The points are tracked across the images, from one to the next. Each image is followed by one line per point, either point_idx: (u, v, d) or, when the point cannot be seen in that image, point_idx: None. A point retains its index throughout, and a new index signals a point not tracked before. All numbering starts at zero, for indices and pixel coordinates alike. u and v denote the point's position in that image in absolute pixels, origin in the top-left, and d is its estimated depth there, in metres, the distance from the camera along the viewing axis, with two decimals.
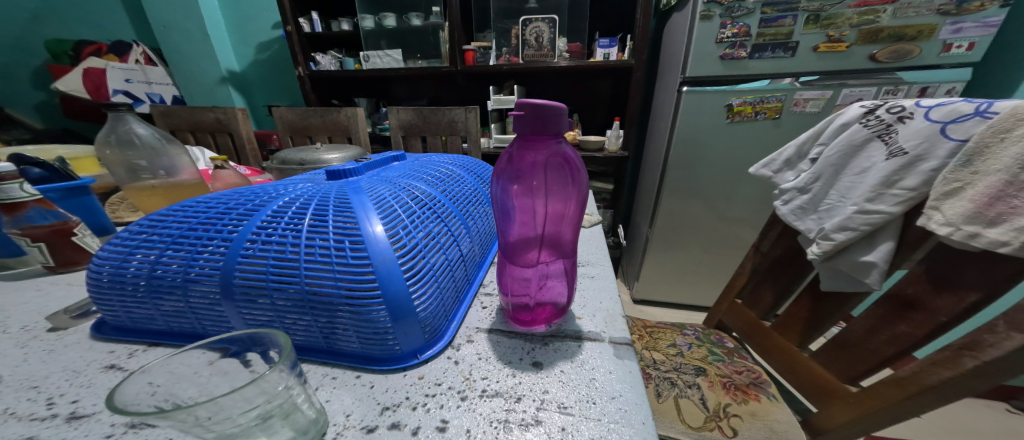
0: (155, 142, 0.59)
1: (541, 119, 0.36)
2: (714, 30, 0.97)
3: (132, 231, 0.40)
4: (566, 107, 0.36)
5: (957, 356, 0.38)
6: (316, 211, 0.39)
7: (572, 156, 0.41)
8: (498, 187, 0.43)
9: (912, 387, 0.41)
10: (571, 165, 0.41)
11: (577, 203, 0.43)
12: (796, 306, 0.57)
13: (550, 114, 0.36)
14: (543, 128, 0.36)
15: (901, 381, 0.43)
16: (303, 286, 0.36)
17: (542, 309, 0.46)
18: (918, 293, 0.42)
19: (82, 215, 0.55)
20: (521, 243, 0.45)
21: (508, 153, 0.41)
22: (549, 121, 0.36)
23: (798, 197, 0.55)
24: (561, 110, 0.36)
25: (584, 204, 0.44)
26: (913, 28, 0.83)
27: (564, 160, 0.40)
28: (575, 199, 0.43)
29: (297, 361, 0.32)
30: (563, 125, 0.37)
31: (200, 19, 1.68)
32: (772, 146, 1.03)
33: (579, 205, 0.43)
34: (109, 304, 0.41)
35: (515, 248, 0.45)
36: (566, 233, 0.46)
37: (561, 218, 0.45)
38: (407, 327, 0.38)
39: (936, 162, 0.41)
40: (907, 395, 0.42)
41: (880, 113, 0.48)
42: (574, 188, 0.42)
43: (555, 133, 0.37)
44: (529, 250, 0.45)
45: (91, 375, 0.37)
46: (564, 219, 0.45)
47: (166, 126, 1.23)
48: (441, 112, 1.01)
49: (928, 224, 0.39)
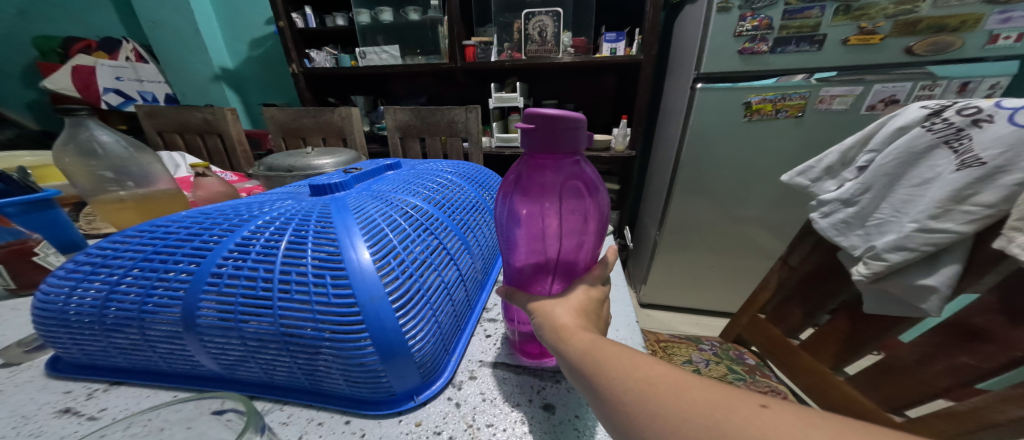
0: (122, 150, 0.53)
1: (556, 134, 0.30)
2: (733, 23, 0.91)
3: (81, 260, 0.34)
4: (586, 119, 0.30)
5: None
6: (294, 235, 0.33)
7: (591, 177, 0.35)
8: (503, 208, 0.37)
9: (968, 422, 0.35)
10: (591, 184, 0.36)
11: (596, 224, 0.37)
12: (830, 326, 0.48)
13: (567, 128, 0.30)
14: (557, 145, 0.30)
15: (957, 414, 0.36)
16: (278, 326, 0.30)
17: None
18: (989, 323, 0.34)
19: (41, 230, 0.46)
20: (531, 270, 0.39)
21: (515, 171, 0.36)
22: (564, 137, 0.30)
23: (843, 210, 0.50)
24: (580, 122, 0.30)
25: (605, 225, 0.38)
26: (956, 18, 0.76)
27: (581, 178, 0.35)
28: (594, 220, 0.37)
29: (264, 422, 0.26)
30: (581, 139, 0.32)
31: (189, 14, 1.62)
32: (793, 146, 0.97)
33: (600, 227, 0.37)
34: (60, 337, 0.34)
35: (525, 275, 0.39)
36: (584, 260, 0.39)
37: (580, 243, 0.38)
38: (401, 368, 0.33)
39: (1021, 175, 0.36)
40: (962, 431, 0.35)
41: (948, 116, 0.42)
42: (595, 209, 0.36)
43: (573, 149, 0.31)
44: (540, 278, 0.40)
45: (41, 422, 0.31)
46: (584, 244, 0.38)
47: (152, 127, 1.18)
48: (440, 112, 0.94)
49: (1009, 247, 0.32)
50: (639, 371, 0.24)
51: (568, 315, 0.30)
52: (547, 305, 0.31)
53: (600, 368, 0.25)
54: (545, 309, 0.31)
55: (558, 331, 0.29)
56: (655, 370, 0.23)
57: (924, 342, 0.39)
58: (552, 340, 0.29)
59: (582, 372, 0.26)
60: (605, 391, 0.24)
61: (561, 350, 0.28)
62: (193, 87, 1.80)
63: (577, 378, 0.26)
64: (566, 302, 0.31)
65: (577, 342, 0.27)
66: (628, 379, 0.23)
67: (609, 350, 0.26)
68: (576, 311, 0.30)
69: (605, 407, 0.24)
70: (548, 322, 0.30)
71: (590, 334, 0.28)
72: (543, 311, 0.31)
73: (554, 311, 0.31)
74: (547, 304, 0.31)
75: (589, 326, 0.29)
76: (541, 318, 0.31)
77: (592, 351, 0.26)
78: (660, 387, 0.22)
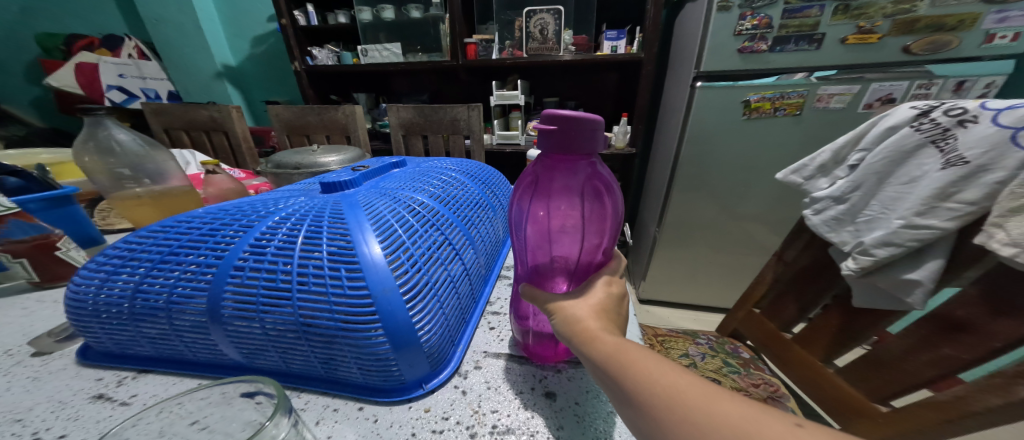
0: (138, 149, 0.55)
1: (574, 135, 0.31)
2: (733, 22, 0.92)
3: (110, 255, 0.36)
4: (603, 121, 0.31)
5: (1009, 384, 0.32)
6: (310, 230, 0.35)
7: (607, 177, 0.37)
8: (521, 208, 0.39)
9: (953, 412, 0.35)
10: (606, 184, 0.37)
11: (613, 226, 0.38)
12: (823, 320, 0.50)
13: (584, 129, 0.31)
14: (575, 145, 0.32)
15: (939, 404, 0.37)
16: (297, 316, 0.32)
17: (558, 345, 0.41)
18: (970, 316, 0.34)
19: (65, 227, 0.51)
20: (544, 267, 0.41)
21: (532, 172, 0.37)
22: (582, 138, 0.32)
23: (834, 207, 0.51)
24: (597, 124, 0.32)
25: (618, 224, 0.39)
26: (954, 17, 0.77)
27: (597, 179, 0.36)
28: (611, 222, 0.38)
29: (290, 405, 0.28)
30: (598, 142, 0.33)
31: (192, 11, 1.64)
32: (792, 143, 0.98)
33: (616, 227, 0.38)
34: (92, 327, 0.36)
35: (539, 272, 0.41)
36: (599, 260, 0.39)
37: (596, 244, 0.39)
38: (410, 356, 0.35)
39: (1003, 174, 0.37)
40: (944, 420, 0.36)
41: (936, 116, 0.43)
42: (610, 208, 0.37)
43: (589, 150, 0.32)
44: (554, 275, 0.41)
45: (78, 406, 0.33)
46: (599, 245, 0.39)
47: (158, 125, 1.20)
48: (442, 110, 0.95)
49: (989, 244, 0.33)
50: (668, 379, 0.25)
51: (591, 319, 0.30)
52: (568, 304, 0.32)
53: (629, 374, 0.25)
54: (569, 311, 0.31)
55: (585, 339, 0.28)
56: (684, 379, 0.24)
57: (910, 334, 0.39)
58: (576, 342, 0.29)
59: (608, 375, 0.26)
60: (633, 395, 0.25)
61: (585, 352, 0.28)
62: (197, 83, 1.83)
63: (604, 381, 0.26)
64: (588, 304, 0.31)
65: (602, 345, 0.27)
66: (657, 387, 0.24)
67: (636, 356, 0.26)
68: (599, 313, 0.31)
69: (631, 409, 0.25)
70: (571, 323, 0.30)
71: (612, 336, 0.28)
72: (564, 311, 0.31)
73: (577, 312, 0.31)
74: (568, 304, 0.32)
75: (613, 328, 0.30)
76: (562, 318, 0.31)
77: (618, 354, 0.26)
78: (690, 396, 0.23)
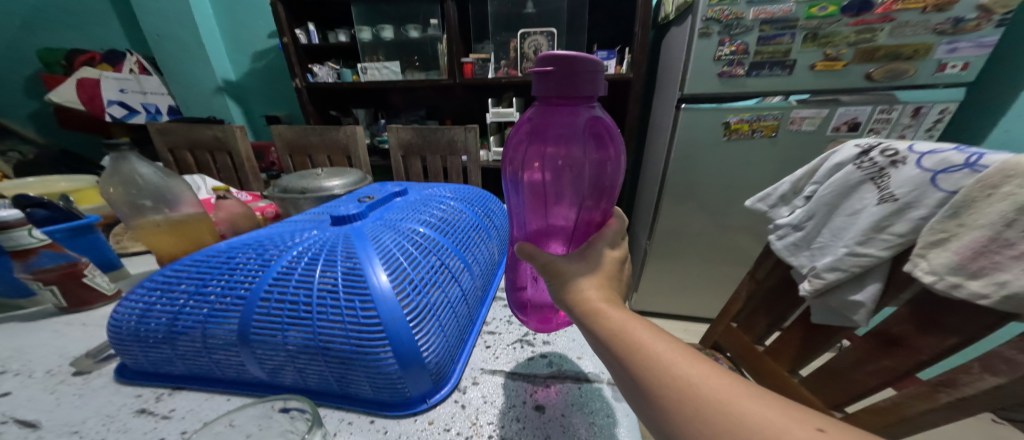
0: (157, 179, 0.59)
1: (573, 76, 0.32)
2: (713, 48, 0.98)
3: (147, 288, 0.40)
4: (603, 63, 0.32)
5: (933, 392, 0.37)
6: (326, 263, 0.39)
7: (607, 124, 0.38)
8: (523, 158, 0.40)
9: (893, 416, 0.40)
10: (606, 132, 0.39)
11: (613, 175, 0.39)
12: (788, 334, 0.55)
13: (583, 70, 0.32)
14: (575, 85, 0.32)
15: (882, 409, 0.41)
16: (317, 340, 0.36)
17: (558, 314, 0.45)
18: (902, 332, 0.39)
19: (86, 253, 0.55)
20: (544, 223, 0.42)
21: (533, 121, 0.38)
22: (582, 78, 0.32)
23: (792, 234, 0.53)
24: (596, 66, 0.32)
25: (619, 179, 0.39)
26: (910, 47, 0.84)
27: (596, 126, 0.38)
28: (610, 171, 0.39)
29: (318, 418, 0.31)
30: (598, 86, 0.34)
31: (194, 27, 1.70)
32: (770, 162, 1.04)
33: (615, 177, 0.39)
34: (132, 349, 0.40)
35: (539, 228, 0.42)
36: (598, 219, 0.39)
37: (597, 198, 0.39)
38: (416, 375, 0.39)
39: (925, 211, 0.39)
40: (888, 424, 0.41)
41: (873, 156, 0.46)
42: (610, 158, 0.39)
43: (590, 92, 0.33)
44: (554, 233, 0.42)
45: (125, 420, 0.36)
46: (599, 199, 0.39)
47: (164, 144, 1.23)
48: (440, 132, 1.00)
49: (914, 271, 0.38)
50: (679, 367, 0.25)
51: (597, 291, 0.30)
52: (569, 274, 0.31)
53: (639, 357, 0.26)
54: (571, 279, 0.31)
55: (593, 314, 0.28)
56: (698, 369, 0.24)
57: (856, 348, 0.44)
58: (581, 316, 0.29)
59: (614, 353, 0.27)
60: (640, 378, 0.25)
61: (590, 327, 0.28)
62: (195, 97, 1.88)
63: (610, 359, 0.27)
64: (592, 274, 0.31)
65: (608, 322, 0.28)
66: (668, 375, 0.24)
67: (645, 339, 0.27)
68: (602, 285, 0.31)
69: (640, 389, 0.25)
70: (579, 296, 0.30)
71: (619, 311, 0.29)
72: (566, 281, 0.31)
73: (581, 280, 0.31)
74: (568, 273, 0.31)
75: (621, 306, 0.30)
76: (563, 286, 0.31)
77: (624, 334, 0.27)
78: (702, 386, 0.24)
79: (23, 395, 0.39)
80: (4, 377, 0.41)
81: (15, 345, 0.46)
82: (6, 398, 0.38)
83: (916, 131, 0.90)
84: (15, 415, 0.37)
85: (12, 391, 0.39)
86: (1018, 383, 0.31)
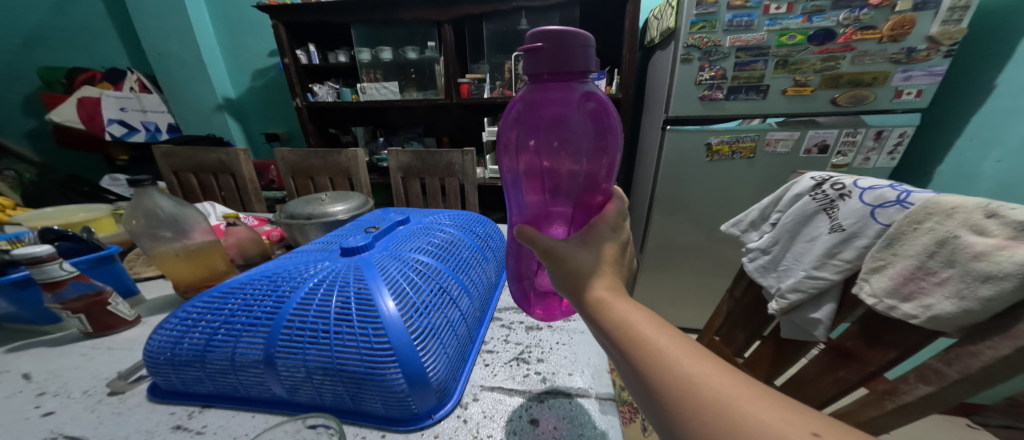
0: (174, 210, 0.62)
1: (565, 50, 0.33)
2: (694, 73, 1.05)
3: (183, 317, 0.45)
4: (593, 37, 0.33)
5: (879, 399, 0.41)
6: (340, 292, 0.43)
7: (603, 98, 0.38)
8: (518, 135, 0.40)
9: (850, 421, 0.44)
10: (600, 107, 0.39)
11: (610, 149, 0.39)
12: (762, 348, 0.59)
13: (574, 45, 0.33)
14: (568, 60, 0.33)
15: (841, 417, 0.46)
16: (334, 361, 0.40)
17: (560, 301, 0.49)
18: (854, 346, 0.44)
19: (107, 281, 0.59)
20: (543, 209, 0.43)
21: (527, 99, 0.38)
22: (572, 53, 0.33)
23: (761, 257, 0.58)
24: (587, 40, 0.33)
25: (615, 153, 0.40)
26: (869, 75, 0.92)
27: (591, 101, 0.38)
28: (607, 145, 0.39)
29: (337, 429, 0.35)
30: (590, 60, 0.34)
31: (196, 47, 1.75)
32: (749, 181, 1.11)
33: (613, 151, 0.39)
34: (166, 371, 0.44)
35: (538, 213, 0.43)
36: (597, 195, 0.40)
37: (596, 175, 0.39)
38: (423, 393, 0.43)
39: (867, 240, 0.45)
40: None
41: (825, 188, 0.52)
42: (608, 134, 0.39)
43: (583, 68, 0.34)
44: (553, 217, 0.43)
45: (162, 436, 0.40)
46: (597, 175, 0.39)
47: (168, 167, 1.27)
48: (439, 155, 1.05)
49: (860, 294, 0.44)
50: (681, 365, 0.25)
51: (604, 286, 0.30)
52: (571, 256, 0.32)
53: (640, 351, 0.26)
54: (574, 265, 0.31)
55: (599, 304, 0.29)
56: (700, 368, 0.24)
57: (817, 360, 0.49)
58: (586, 307, 0.30)
59: (616, 344, 0.28)
60: (643, 371, 0.25)
61: (594, 318, 0.29)
62: (195, 115, 1.92)
63: (613, 349, 0.28)
64: (596, 260, 0.32)
65: (612, 313, 0.28)
66: (670, 373, 0.24)
67: (648, 332, 0.27)
68: (607, 275, 0.32)
69: (643, 385, 0.25)
70: (582, 284, 0.31)
71: (626, 303, 0.29)
72: (567, 264, 0.32)
73: (581, 266, 0.31)
74: (570, 257, 0.32)
75: (625, 296, 0.31)
76: (563, 271, 0.32)
77: (626, 326, 0.27)
78: (704, 387, 0.23)
79: (66, 415, 0.42)
80: (45, 397, 0.44)
81: (47, 368, 0.49)
82: (51, 417, 0.42)
83: (880, 154, 0.99)
84: (62, 432, 0.40)
85: (55, 411, 0.43)
86: (946, 391, 0.35)
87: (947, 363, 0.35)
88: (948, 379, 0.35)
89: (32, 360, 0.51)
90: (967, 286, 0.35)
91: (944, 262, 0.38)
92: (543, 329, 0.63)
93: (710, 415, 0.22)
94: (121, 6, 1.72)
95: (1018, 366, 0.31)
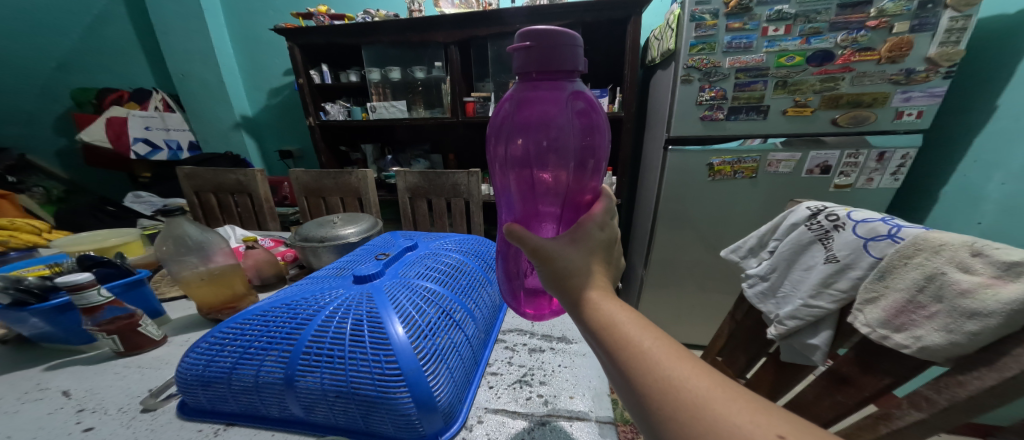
0: (199, 234, 0.66)
1: (555, 48, 0.36)
2: (695, 93, 1.07)
3: (211, 342, 0.48)
4: (581, 37, 0.36)
5: (874, 424, 0.42)
6: (354, 319, 0.46)
7: (590, 99, 0.41)
8: (511, 132, 0.42)
9: None
10: (588, 107, 0.42)
11: (596, 148, 0.42)
12: (761, 371, 0.60)
13: (563, 43, 0.36)
14: (558, 58, 0.36)
15: None
16: (347, 383, 0.43)
17: (549, 301, 0.51)
18: (849, 371, 0.45)
19: (137, 304, 0.63)
20: (533, 207, 0.45)
21: (521, 97, 0.40)
22: (563, 51, 0.36)
23: (759, 283, 0.59)
24: (575, 40, 0.36)
25: (602, 153, 0.42)
26: (869, 96, 0.93)
27: (579, 100, 0.41)
28: (595, 145, 0.42)
29: None
30: (579, 60, 0.37)
31: (216, 68, 1.85)
32: (751, 200, 1.12)
33: (599, 151, 0.42)
34: (195, 391, 0.47)
35: (529, 211, 0.45)
36: (584, 194, 0.42)
37: (584, 175, 0.42)
38: (431, 416, 0.45)
39: (860, 271, 0.47)
40: None
41: (821, 219, 0.54)
42: (594, 133, 0.42)
43: (572, 67, 0.37)
44: (543, 214, 0.45)
45: None
46: (584, 174, 0.42)
47: (190, 187, 1.33)
48: (445, 176, 1.09)
49: (855, 323, 0.45)
50: (662, 366, 0.26)
51: (598, 291, 0.32)
52: (557, 256, 0.33)
53: (624, 352, 0.27)
54: (559, 263, 0.33)
55: (593, 305, 0.31)
56: (681, 369, 0.25)
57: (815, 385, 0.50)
58: (576, 310, 0.32)
59: (604, 344, 0.29)
60: (629, 372, 0.27)
61: (584, 319, 0.31)
62: (214, 133, 2.01)
63: (602, 350, 0.29)
64: (582, 256, 0.34)
65: (599, 312, 0.30)
66: (651, 374, 0.25)
67: (634, 334, 0.28)
68: (600, 279, 0.33)
69: (628, 385, 0.27)
70: (570, 282, 0.33)
71: (616, 303, 0.31)
72: (554, 263, 0.33)
73: (569, 265, 0.33)
74: (557, 257, 0.33)
75: (614, 296, 0.33)
76: (551, 269, 0.33)
77: (613, 329, 0.29)
78: (683, 388, 0.24)
79: (104, 430, 0.45)
80: (84, 414, 0.48)
81: (84, 386, 0.53)
82: (90, 433, 0.45)
83: (882, 175, 1.00)
84: None
85: (95, 427, 0.46)
86: (937, 418, 0.36)
87: (937, 391, 0.36)
88: (938, 406, 0.36)
89: (71, 378, 0.55)
90: (955, 320, 0.36)
91: (933, 297, 0.39)
92: (545, 351, 0.65)
93: (685, 415, 0.23)
94: (148, 30, 1.83)
95: (1003, 396, 0.32)
